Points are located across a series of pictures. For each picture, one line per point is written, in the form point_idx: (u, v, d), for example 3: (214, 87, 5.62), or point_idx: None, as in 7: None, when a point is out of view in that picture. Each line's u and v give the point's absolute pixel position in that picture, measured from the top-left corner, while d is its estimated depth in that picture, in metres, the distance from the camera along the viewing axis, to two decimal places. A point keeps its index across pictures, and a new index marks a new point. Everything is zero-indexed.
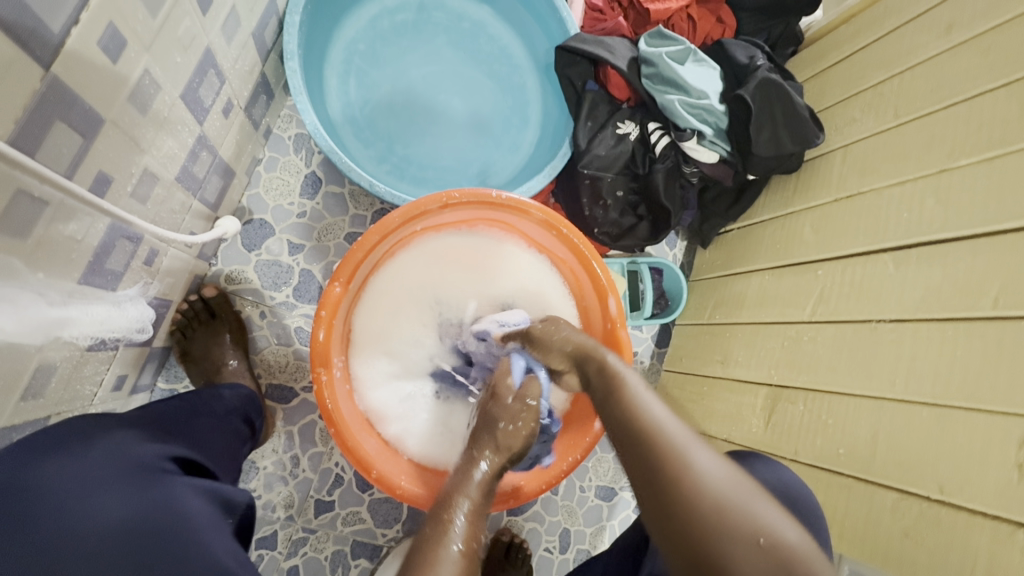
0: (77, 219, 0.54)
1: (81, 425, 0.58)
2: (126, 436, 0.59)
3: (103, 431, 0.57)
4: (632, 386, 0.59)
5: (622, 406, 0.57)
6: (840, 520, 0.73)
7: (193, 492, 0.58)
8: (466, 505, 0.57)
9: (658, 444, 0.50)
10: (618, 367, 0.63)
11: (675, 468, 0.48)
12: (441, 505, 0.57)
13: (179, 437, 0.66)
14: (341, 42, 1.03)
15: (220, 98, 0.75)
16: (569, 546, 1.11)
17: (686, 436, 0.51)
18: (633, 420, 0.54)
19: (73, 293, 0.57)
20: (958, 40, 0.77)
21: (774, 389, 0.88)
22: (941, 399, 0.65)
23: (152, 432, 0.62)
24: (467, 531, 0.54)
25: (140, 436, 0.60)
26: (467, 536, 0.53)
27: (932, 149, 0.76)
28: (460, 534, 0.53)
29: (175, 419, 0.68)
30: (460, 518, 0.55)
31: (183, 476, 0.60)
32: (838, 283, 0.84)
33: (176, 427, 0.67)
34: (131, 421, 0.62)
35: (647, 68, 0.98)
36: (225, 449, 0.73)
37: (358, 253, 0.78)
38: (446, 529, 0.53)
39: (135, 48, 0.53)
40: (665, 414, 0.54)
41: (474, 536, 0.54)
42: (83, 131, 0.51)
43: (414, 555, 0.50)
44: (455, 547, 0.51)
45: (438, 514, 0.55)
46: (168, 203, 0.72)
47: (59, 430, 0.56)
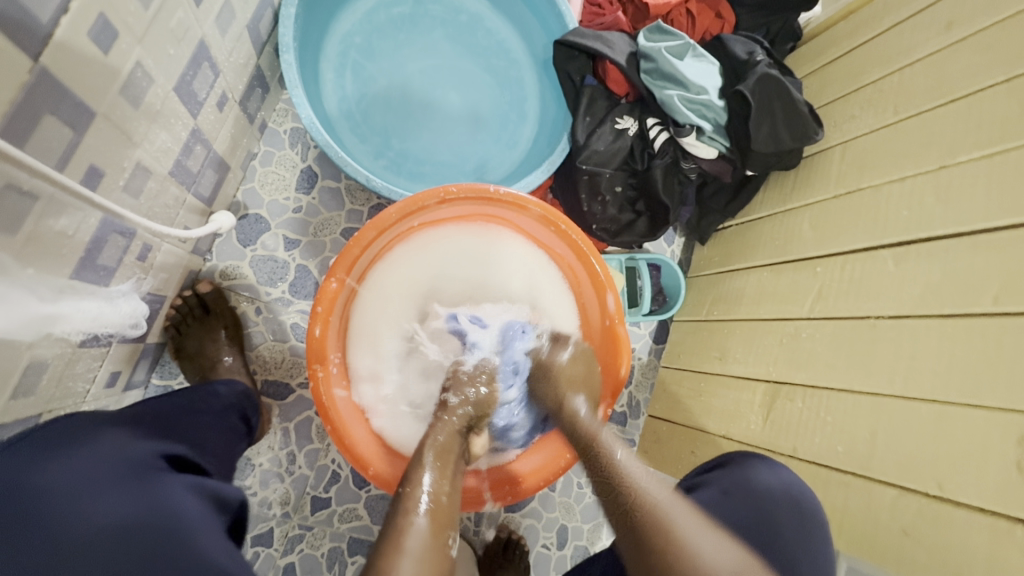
0: (68, 214, 0.53)
1: (82, 424, 0.57)
2: (118, 436, 0.58)
3: (97, 430, 0.57)
4: (611, 448, 0.72)
5: (606, 463, 0.70)
6: (838, 516, 0.73)
7: (190, 490, 0.58)
8: (428, 470, 0.63)
9: (649, 514, 0.63)
10: (599, 428, 0.75)
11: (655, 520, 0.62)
12: (406, 472, 0.63)
13: (173, 437, 0.65)
14: (337, 36, 1.02)
15: (214, 91, 0.74)
16: (566, 543, 1.11)
17: (666, 496, 0.65)
18: (619, 484, 0.68)
19: (63, 289, 0.57)
20: (958, 36, 0.77)
21: (772, 386, 0.88)
22: (941, 396, 0.65)
23: (144, 430, 0.61)
24: (433, 493, 0.60)
25: (130, 435, 0.59)
26: (435, 497, 0.60)
27: (932, 146, 0.76)
28: (426, 502, 0.59)
29: (171, 418, 0.67)
30: (427, 483, 0.61)
31: (175, 475, 0.58)
32: (836, 279, 0.84)
33: (170, 427, 0.66)
34: (131, 420, 0.61)
35: (645, 63, 0.97)
36: (219, 447, 0.72)
37: (355, 248, 0.78)
38: (412, 497, 0.59)
39: (127, 39, 0.53)
40: (646, 478, 0.68)
41: (441, 500, 0.60)
42: (74, 124, 0.50)
43: (385, 524, 0.56)
44: (420, 516, 0.57)
45: (403, 484, 0.61)
46: (161, 198, 0.71)
47: (56, 429, 0.55)
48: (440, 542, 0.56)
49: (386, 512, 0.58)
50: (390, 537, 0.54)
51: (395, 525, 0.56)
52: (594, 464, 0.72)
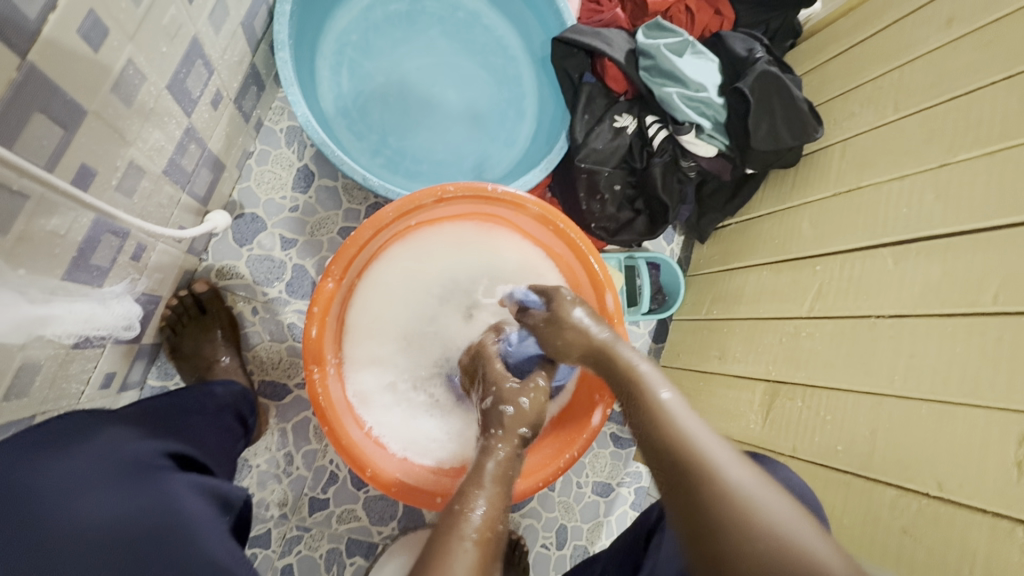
0: (59, 214, 0.53)
1: (82, 420, 0.56)
2: (119, 434, 0.57)
3: (95, 429, 0.55)
4: (654, 387, 0.59)
5: (647, 408, 0.57)
6: (838, 516, 0.73)
7: (192, 489, 0.57)
8: (484, 493, 0.54)
9: (700, 481, 0.48)
10: (639, 366, 0.62)
11: (713, 491, 0.47)
12: (456, 493, 0.54)
13: (172, 435, 0.64)
14: (333, 33, 1.01)
15: (208, 89, 0.73)
16: (566, 543, 1.10)
17: (723, 454, 0.51)
18: (658, 430, 0.54)
19: (54, 290, 0.56)
20: (959, 33, 0.76)
21: (772, 385, 0.88)
22: (941, 396, 0.64)
23: (145, 428, 0.61)
24: (484, 518, 0.50)
25: (132, 433, 0.58)
26: (488, 523, 0.50)
27: (933, 143, 0.75)
28: (475, 526, 0.49)
29: (168, 417, 0.67)
30: (478, 505, 0.52)
31: (179, 474, 0.58)
32: (836, 278, 0.83)
33: (168, 425, 0.65)
34: (128, 419, 0.61)
35: (644, 60, 0.97)
36: (217, 447, 0.71)
37: (352, 248, 0.77)
38: (463, 519, 0.50)
39: (118, 36, 0.52)
40: (695, 425, 0.54)
41: (492, 526, 0.50)
42: (64, 123, 0.49)
43: (425, 550, 0.47)
44: (470, 544, 0.47)
45: (454, 504, 0.52)
46: (155, 197, 0.70)
47: (55, 425, 0.55)
48: None
49: (430, 535, 0.49)
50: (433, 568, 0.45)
51: (441, 552, 0.46)
52: (633, 408, 0.59)
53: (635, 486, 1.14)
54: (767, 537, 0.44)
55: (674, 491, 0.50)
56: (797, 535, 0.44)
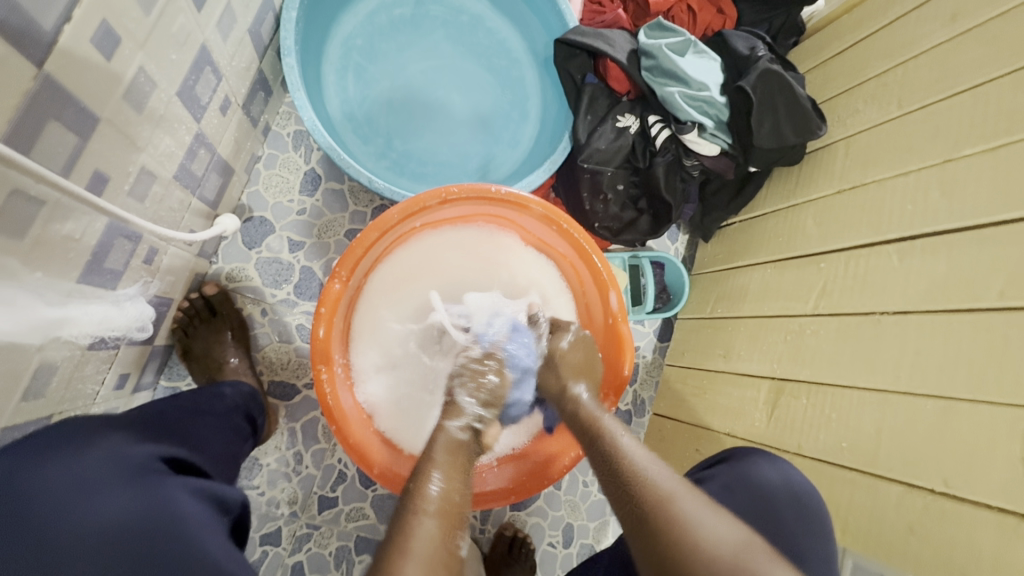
0: (74, 218, 0.54)
1: (84, 429, 0.56)
2: (117, 439, 0.57)
3: (98, 434, 0.56)
4: (614, 433, 0.63)
5: (608, 449, 0.61)
6: (844, 513, 0.73)
7: (191, 494, 0.57)
8: (438, 466, 0.59)
9: (661, 508, 0.52)
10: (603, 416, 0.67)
11: (661, 512, 0.52)
12: (415, 472, 0.59)
13: (178, 440, 0.64)
14: (339, 38, 1.02)
15: (217, 95, 0.75)
16: (573, 541, 1.11)
17: (678, 487, 0.55)
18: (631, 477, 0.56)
19: (71, 293, 0.57)
20: (962, 28, 0.76)
21: (777, 383, 0.88)
22: (946, 392, 0.64)
23: (142, 433, 0.60)
24: (441, 494, 0.55)
25: (128, 440, 0.58)
26: (442, 493, 0.55)
27: (937, 139, 0.75)
28: (434, 500, 0.54)
29: (176, 419, 0.67)
30: (435, 483, 0.56)
31: (178, 478, 0.58)
32: (841, 275, 0.83)
33: (174, 428, 0.66)
34: (129, 424, 0.61)
35: (647, 60, 0.97)
36: (223, 449, 0.71)
37: (358, 249, 0.78)
38: (420, 495, 0.55)
39: (129, 45, 0.53)
40: (659, 470, 0.57)
41: (454, 500, 0.56)
42: (78, 130, 0.51)
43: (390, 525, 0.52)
44: (429, 517, 0.52)
45: (410, 482, 0.57)
46: (166, 201, 0.72)
47: (55, 433, 0.54)
48: (450, 543, 0.51)
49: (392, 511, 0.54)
50: (398, 537, 0.50)
51: (402, 528, 0.51)
52: (593, 440, 0.64)
53: None
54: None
55: (628, 514, 0.55)
56: (747, 560, 0.48)
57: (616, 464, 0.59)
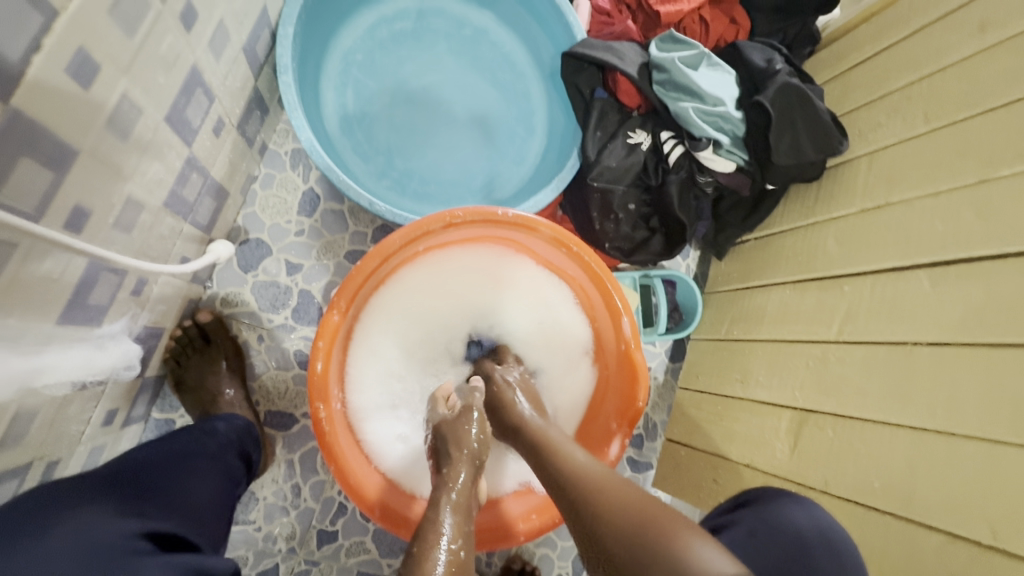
0: (52, 257, 0.50)
1: (57, 501, 0.51)
2: (92, 513, 0.52)
3: (69, 508, 0.51)
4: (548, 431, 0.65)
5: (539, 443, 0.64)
6: (876, 557, 0.68)
7: (176, 573, 0.52)
8: (442, 526, 0.58)
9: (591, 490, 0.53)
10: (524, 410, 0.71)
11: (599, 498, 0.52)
12: (421, 527, 0.58)
13: (159, 504, 0.58)
14: (338, 53, 0.99)
15: (209, 117, 0.71)
16: (583, 573, 1.06)
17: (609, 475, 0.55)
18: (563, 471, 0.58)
19: (49, 336, 0.53)
20: (994, 40, 0.72)
21: (799, 413, 0.83)
22: (990, 433, 0.59)
23: (120, 503, 0.55)
24: (449, 556, 0.54)
25: (105, 513, 0.52)
26: (449, 553, 0.55)
27: (971, 157, 0.71)
28: (439, 565, 0.53)
29: (160, 474, 0.62)
30: (443, 540, 0.56)
31: (159, 553, 0.52)
32: (867, 300, 0.79)
33: (155, 487, 0.60)
34: (104, 492, 0.55)
35: (658, 74, 0.93)
36: (213, 504, 0.65)
37: (358, 277, 0.74)
38: (427, 561, 0.53)
39: (111, 71, 0.49)
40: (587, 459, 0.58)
41: (457, 557, 0.55)
42: (54, 164, 0.47)
43: None
44: None
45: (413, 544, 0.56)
46: (156, 230, 0.68)
47: (19, 510, 0.49)
48: None
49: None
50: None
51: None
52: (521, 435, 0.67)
53: None
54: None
55: (579, 530, 0.52)
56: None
57: (567, 482, 0.56)
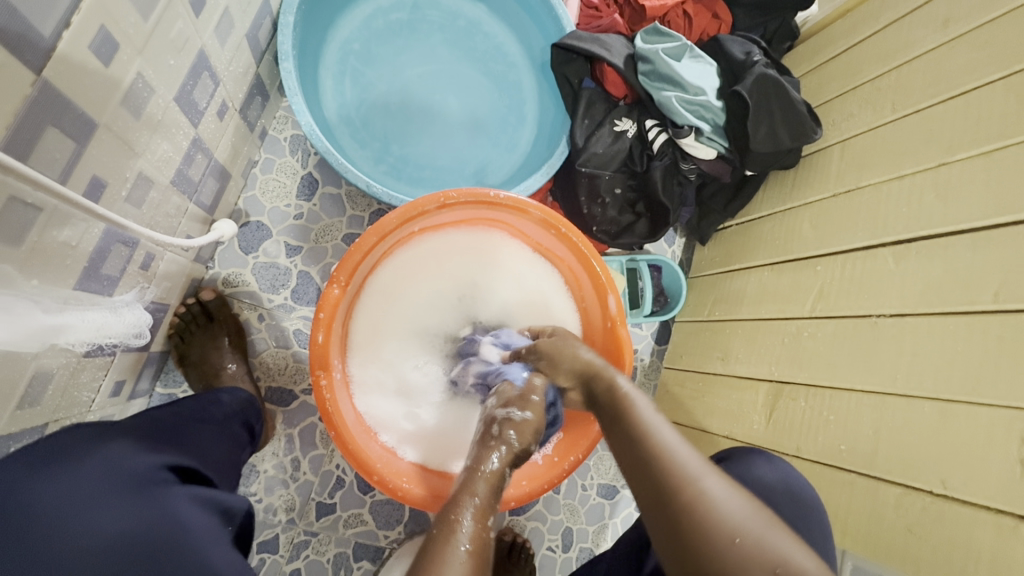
0: (71, 225, 0.54)
1: (88, 434, 0.56)
2: (119, 446, 0.56)
3: (99, 441, 0.55)
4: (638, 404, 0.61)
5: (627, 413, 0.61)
6: (842, 514, 0.73)
7: (196, 504, 0.57)
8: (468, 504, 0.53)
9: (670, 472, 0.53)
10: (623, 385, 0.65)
11: (690, 493, 0.51)
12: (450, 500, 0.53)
13: (178, 447, 0.63)
14: (336, 43, 1.02)
15: (214, 100, 0.75)
16: (571, 545, 1.11)
17: (695, 460, 0.54)
18: (642, 440, 0.57)
19: (68, 299, 0.57)
20: (955, 34, 0.77)
21: (775, 386, 0.88)
22: (942, 394, 0.65)
23: (145, 441, 0.59)
24: (473, 530, 0.50)
25: (131, 448, 0.57)
26: (476, 525, 0.50)
27: (932, 142, 0.76)
28: (464, 536, 0.49)
29: (173, 428, 0.65)
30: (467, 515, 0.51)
31: (181, 486, 0.57)
32: (837, 278, 0.84)
33: (173, 435, 0.64)
34: (129, 430, 0.59)
35: (643, 65, 0.98)
36: (225, 458, 0.70)
37: (357, 254, 0.78)
38: (451, 527, 0.50)
39: (127, 51, 0.53)
40: (675, 440, 0.56)
41: (482, 533, 0.50)
42: (76, 135, 0.50)
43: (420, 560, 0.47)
44: (460, 550, 0.47)
45: (443, 513, 0.51)
46: (163, 207, 0.71)
47: (52, 442, 0.53)
48: None
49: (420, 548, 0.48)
50: (426, 574, 0.45)
51: (435, 557, 0.46)
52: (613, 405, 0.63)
53: None
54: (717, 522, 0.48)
55: (655, 505, 0.52)
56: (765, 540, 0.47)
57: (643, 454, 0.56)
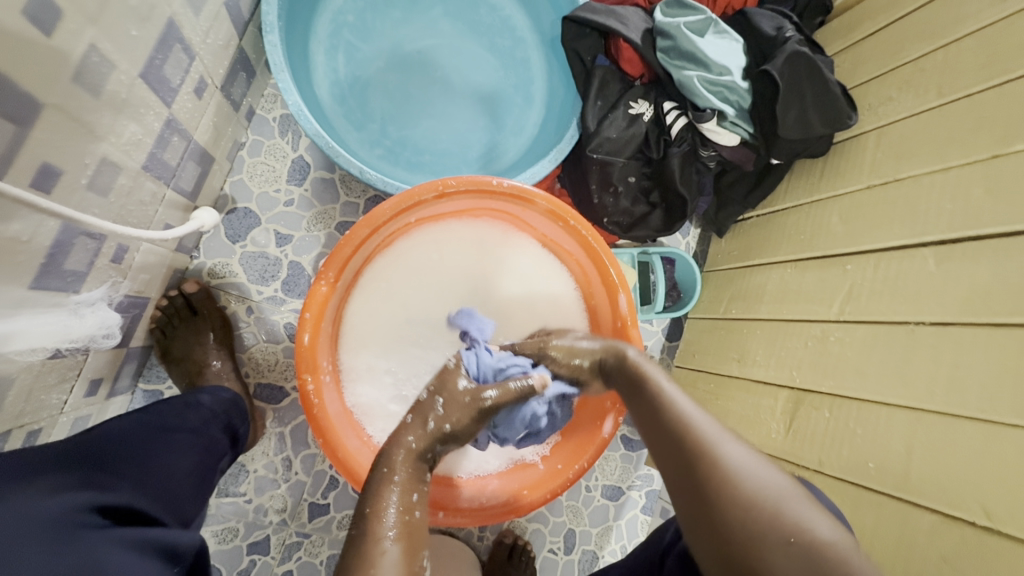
0: (20, 219, 0.48)
1: (15, 468, 0.48)
2: (48, 483, 0.48)
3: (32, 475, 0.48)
4: (656, 377, 0.60)
5: (649, 394, 0.59)
6: (868, 537, 0.68)
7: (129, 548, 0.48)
8: (397, 482, 0.54)
9: (689, 443, 0.51)
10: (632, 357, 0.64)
11: (710, 460, 0.49)
12: (372, 478, 0.55)
13: (126, 478, 0.55)
14: (328, 13, 0.94)
15: (190, 76, 0.68)
16: (574, 548, 1.07)
17: (713, 427, 0.53)
18: (661, 410, 0.56)
19: (21, 301, 0.52)
20: (1015, 7, 0.68)
21: (796, 393, 0.82)
22: (990, 415, 0.58)
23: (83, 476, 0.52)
24: (400, 511, 0.52)
25: (64, 484, 0.49)
26: (403, 514, 0.52)
27: (984, 130, 0.68)
28: (393, 520, 0.51)
29: (133, 445, 0.59)
30: (392, 496, 0.53)
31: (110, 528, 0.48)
32: (869, 279, 0.77)
33: (124, 456, 0.57)
34: (59, 460, 0.52)
35: (662, 41, 0.90)
36: (185, 477, 0.63)
37: (347, 247, 0.72)
38: (377, 517, 0.51)
39: (76, 18, 0.46)
40: (689, 407, 0.55)
41: (408, 517, 0.52)
42: (16, 118, 0.44)
43: (344, 552, 0.49)
44: (390, 541, 0.49)
45: (365, 505, 0.52)
46: (136, 195, 0.65)
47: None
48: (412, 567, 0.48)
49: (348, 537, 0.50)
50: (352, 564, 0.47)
51: (361, 553, 0.48)
52: (633, 389, 0.61)
53: (646, 489, 1.10)
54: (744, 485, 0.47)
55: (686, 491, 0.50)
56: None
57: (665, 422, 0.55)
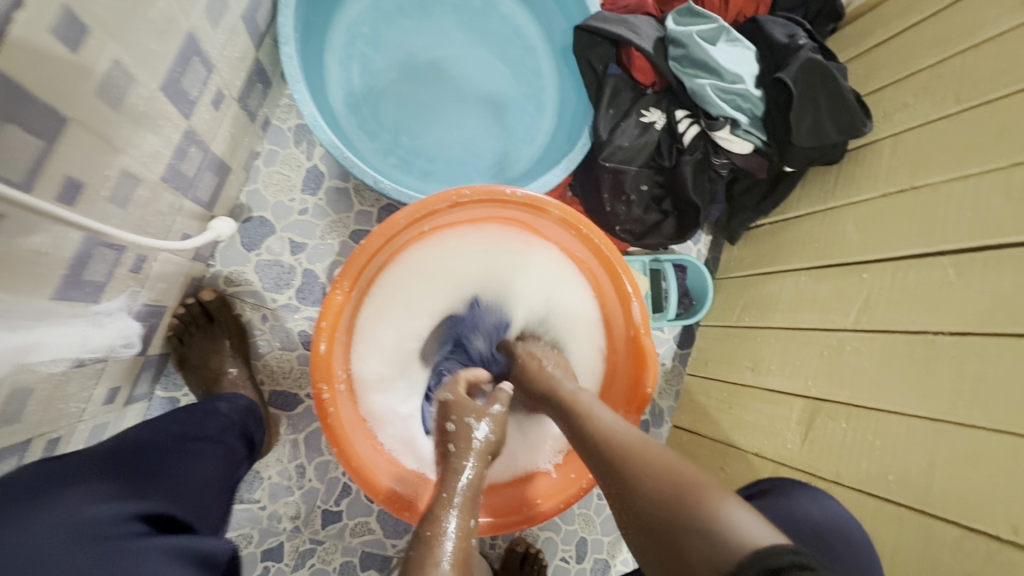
0: (42, 231, 0.49)
1: (52, 480, 0.49)
2: (87, 491, 0.49)
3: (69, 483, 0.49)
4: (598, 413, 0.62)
5: (590, 430, 0.60)
6: (887, 550, 0.67)
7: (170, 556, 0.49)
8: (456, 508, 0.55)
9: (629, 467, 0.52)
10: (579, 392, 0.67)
11: (649, 478, 0.50)
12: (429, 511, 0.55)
13: (158, 488, 0.56)
14: (342, 25, 0.96)
15: (208, 88, 0.69)
16: (586, 556, 1.06)
17: (651, 448, 0.53)
18: (601, 443, 0.57)
19: (43, 312, 0.52)
20: None
21: (811, 402, 0.82)
22: (1013, 427, 0.57)
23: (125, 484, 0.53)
24: (457, 532, 0.52)
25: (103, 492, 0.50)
26: (461, 537, 0.52)
27: (1003, 138, 0.67)
28: (451, 541, 0.50)
29: (159, 455, 0.60)
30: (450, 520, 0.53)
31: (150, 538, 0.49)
32: (887, 288, 0.76)
33: (154, 466, 0.58)
34: (98, 467, 0.53)
35: (674, 49, 0.90)
36: (210, 484, 0.64)
37: (362, 256, 0.73)
38: (433, 540, 0.50)
39: (99, 35, 0.47)
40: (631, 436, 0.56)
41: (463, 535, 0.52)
42: (40, 133, 0.45)
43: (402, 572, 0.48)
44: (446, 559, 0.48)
45: (425, 530, 0.52)
46: (154, 205, 0.66)
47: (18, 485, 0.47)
48: None
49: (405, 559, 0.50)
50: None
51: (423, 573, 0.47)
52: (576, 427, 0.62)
53: None
54: (675, 495, 0.47)
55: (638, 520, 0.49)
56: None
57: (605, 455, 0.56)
